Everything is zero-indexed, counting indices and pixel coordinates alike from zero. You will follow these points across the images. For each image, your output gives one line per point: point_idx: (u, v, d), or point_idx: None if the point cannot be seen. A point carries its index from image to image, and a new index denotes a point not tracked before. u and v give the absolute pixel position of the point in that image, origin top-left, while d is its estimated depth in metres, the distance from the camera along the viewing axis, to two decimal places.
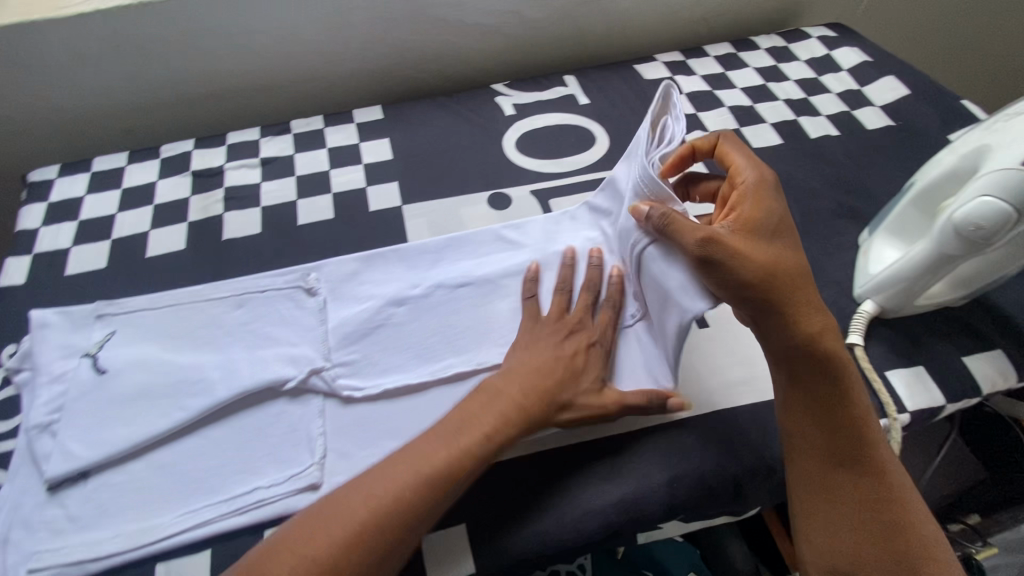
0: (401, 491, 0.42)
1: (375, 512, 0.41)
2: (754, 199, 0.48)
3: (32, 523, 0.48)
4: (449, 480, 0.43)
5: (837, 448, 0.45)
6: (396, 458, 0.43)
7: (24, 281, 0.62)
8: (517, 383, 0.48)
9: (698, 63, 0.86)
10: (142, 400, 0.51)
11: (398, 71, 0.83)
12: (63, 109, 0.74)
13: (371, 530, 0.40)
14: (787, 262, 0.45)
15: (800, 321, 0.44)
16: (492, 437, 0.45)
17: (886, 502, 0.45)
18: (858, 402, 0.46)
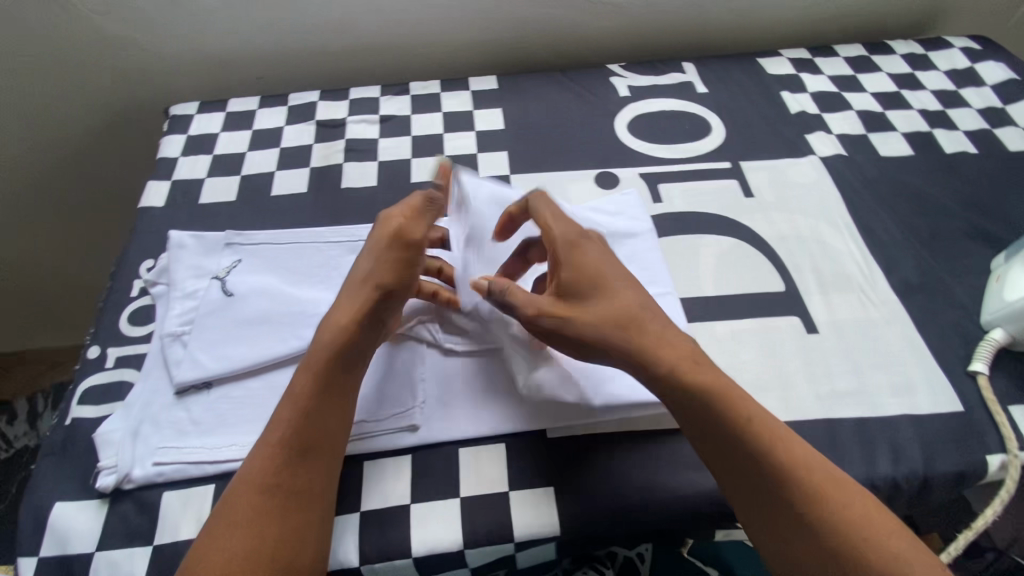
0: (274, 451, 0.43)
1: (268, 465, 0.42)
2: (569, 268, 0.48)
3: (160, 422, 0.51)
4: (292, 439, 0.43)
5: (766, 455, 0.41)
6: (277, 418, 0.44)
7: (163, 204, 0.67)
8: (320, 344, 0.47)
9: (825, 63, 0.82)
10: (263, 325, 0.55)
11: (516, 44, 0.84)
12: (207, 50, 0.79)
13: (273, 479, 0.42)
14: (611, 322, 0.45)
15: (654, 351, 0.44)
16: (323, 393, 0.45)
17: (810, 503, 0.39)
18: (716, 392, 0.43)
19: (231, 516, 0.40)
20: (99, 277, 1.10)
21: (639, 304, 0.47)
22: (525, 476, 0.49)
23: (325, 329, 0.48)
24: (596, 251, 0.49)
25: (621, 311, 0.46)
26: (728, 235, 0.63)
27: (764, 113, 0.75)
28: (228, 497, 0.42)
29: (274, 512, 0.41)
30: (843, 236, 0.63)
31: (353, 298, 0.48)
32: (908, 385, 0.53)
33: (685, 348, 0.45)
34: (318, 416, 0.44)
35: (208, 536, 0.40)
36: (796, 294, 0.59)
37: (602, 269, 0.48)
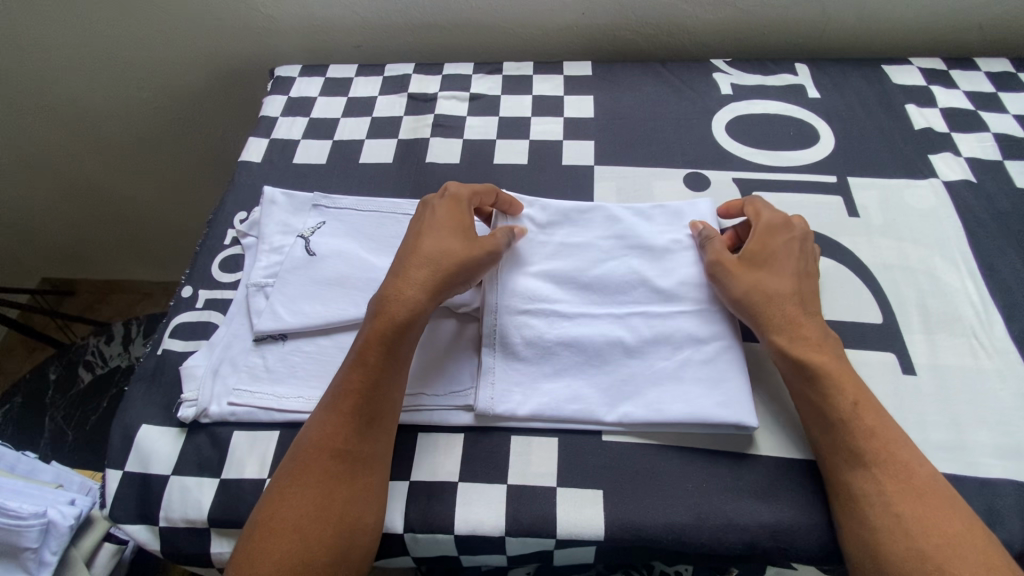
0: (345, 417, 0.46)
1: (336, 429, 0.45)
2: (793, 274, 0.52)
3: (237, 364, 0.54)
4: (360, 404, 0.46)
5: (859, 444, 0.44)
6: (347, 380, 0.47)
7: (260, 160, 0.71)
8: (386, 310, 0.49)
9: (962, 76, 0.73)
10: (340, 287, 0.57)
11: (616, 30, 0.81)
12: (314, 16, 0.82)
13: (344, 442, 0.45)
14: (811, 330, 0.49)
15: (788, 321, 0.49)
16: (384, 359, 0.47)
17: (894, 497, 0.41)
18: (832, 382, 0.46)
19: (302, 477, 0.44)
20: (195, 221, 1.19)
21: (796, 291, 0.50)
22: (574, 474, 0.48)
23: (385, 297, 0.49)
24: (790, 244, 0.53)
25: (775, 284, 0.50)
26: (824, 255, 0.58)
27: (882, 126, 0.68)
28: (294, 453, 0.46)
29: (339, 474, 0.44)
30: (959, 272, 0.57)
31: (414, 268, 0.50)
32: (1017, 449, 0.47)
33: (821, 341, 0.48)
34: (380, 380, 0.47)
35: (275, 490, 0.44)
36: (895, 329, 0.54)
37: (778, 255, 0.52)
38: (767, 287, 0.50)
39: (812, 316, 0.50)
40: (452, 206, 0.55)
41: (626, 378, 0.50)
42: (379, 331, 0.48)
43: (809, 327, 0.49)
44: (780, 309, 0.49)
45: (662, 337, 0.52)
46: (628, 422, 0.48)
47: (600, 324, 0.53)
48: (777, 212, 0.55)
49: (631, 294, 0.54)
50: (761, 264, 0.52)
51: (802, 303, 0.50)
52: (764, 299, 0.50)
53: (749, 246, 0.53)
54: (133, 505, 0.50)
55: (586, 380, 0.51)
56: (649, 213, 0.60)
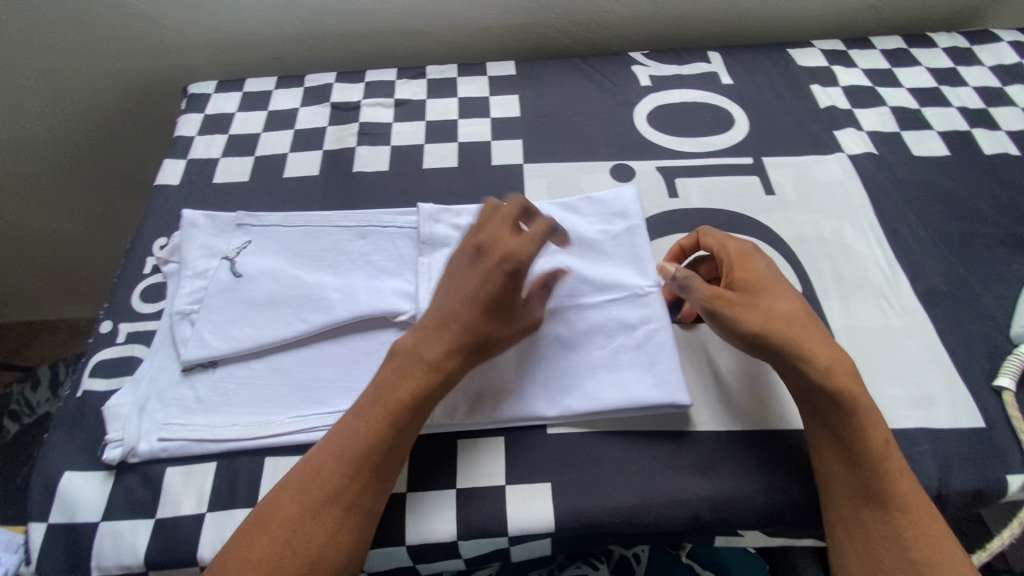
0: (353, 470, 0.43)
1: (341, 483, 0.42)
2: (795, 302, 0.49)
3: (165, 397, 0.52)
4: (375, 461, 0.43)
5: (880, 487, 0.43)
6: (343, 444, 0.44)
7: (178, 182, 0.68)
8: (414, 362, 0.46)
9: (860, 55, 0.78)
10: (269, 307, 0.55)
11: (536, 28, 0.82)
12: (225, 29, 0.79)
13: (348, 496, 0.42)
14: (843, 362, 0.46)
15: (813, 351, 0.46)
16: (405, 414, 0.45)
17: (915, 546, 0.41)
18: (864, 421, 0.44)
19: (292, 530, 0.41)
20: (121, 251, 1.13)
21: (804, 316, 0.48)
22: (521, 471, 0.48)
23: (404, 373, 0.46)
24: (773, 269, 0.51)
25: (787, 312, 0.47)
26: (745, 234, 0.61)
27: (791, 106, 0.72)
28: (282, 498, 0.42)
29: (336, 531, 0.41)
30: (868, 239, 0.60)
31: (456, 312, 0.48)
32: (928, 399, 0.50)
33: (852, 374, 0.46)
34: (403, 435, 0.45)
35: (256, 538, 0.41)
36: (813, 298, 0.57)
37: (774, 281, 0.49)
38: (781, 316, 0.47)
39: (829, 343, 0.47)
40: (483, 268, 0.49)
41: (564, 371, 0.51)
42: (408, 385, 0.45)
43: (829, 351, 0.46)
44: (795, 337, 0.46)
45: (597, 326, 0.53)
46: (569, 413, 0.49)
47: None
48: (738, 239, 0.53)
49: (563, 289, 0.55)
50: (763, 292, 0.48)
51: (815, 328, 0.47)
52: (785, 330, 0.46)
53: (742, 278, 0.49)
54: (61, 558, 0.47)
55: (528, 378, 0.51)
56: (576, 207, 0.61)
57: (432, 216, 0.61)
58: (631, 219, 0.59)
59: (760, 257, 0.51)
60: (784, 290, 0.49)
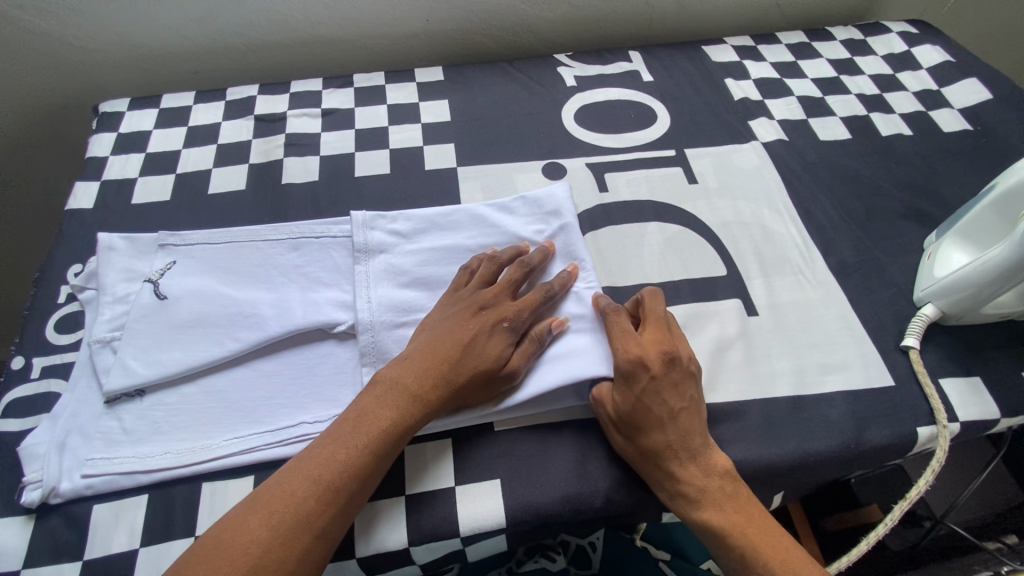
0: (323, 495, 0.42)
1: (313, 508, 0.41)
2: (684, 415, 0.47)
3: (88, 432, 0.49)
4: (348, 488, 0.43)
5: None
6: (294, 486, 0.42)
7: (93, 205, 0.64)
8: (395, 391, 0.46)
9: (768, 49, 0.83)
10: (199, 328, 0.53)
11: (462, 33, 0.83)
12: (136, 45, 0.76)
13: (316, 525, 0.41)
14: (705, 484, 0.45)
15: (685, 481, 0.45)
16: (383, 444, 0.44)
17: None
18: (742, 546, 0.44)
19: (258, 557, 0.39)
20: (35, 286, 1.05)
21: (687, 435, 0.46)
22: (469, 470, 0.48)
23: (369, 411, 0.45)
24: (657, 385, 0.47)
25: (661, 446, 0.46)
26: (672, 222, 0.64)
27: (708, 100, 0.76)
28: (247, 518, 0.40)
29: (302, 557, 0.40)
30: (784, 220, 0.64)
31: (443, 344, 0.48)
32: (844, 364, 0.54)
33: (719, 494, 0.45)
34: (376, 467, 0.44)
35: (215, 560, 0.39)
36: (738, 278, 0.60)
37: (660, 408, 0.46)
38: (656, 451, 0.46)
39: (706, 470, 0.46)
40: (467, 313, 0.50)
41: None
42: (387, 415, 0.45)
43: (696, 478, 0.46)
44: (664, 468, 0.46)
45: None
46: (513, 407, 0.50)
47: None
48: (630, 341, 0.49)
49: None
50: (644, 427, 0.46)
51: (689, 453, 0.46)
52: (660, 464, 0.46)
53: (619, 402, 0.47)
54: None
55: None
56: (511, 207, 0.62)
57: (367, 222, 0.60)
58: (564, 217, 0.60)
59: (647, 380, 0.47)
60: (665, 411, 0.46)
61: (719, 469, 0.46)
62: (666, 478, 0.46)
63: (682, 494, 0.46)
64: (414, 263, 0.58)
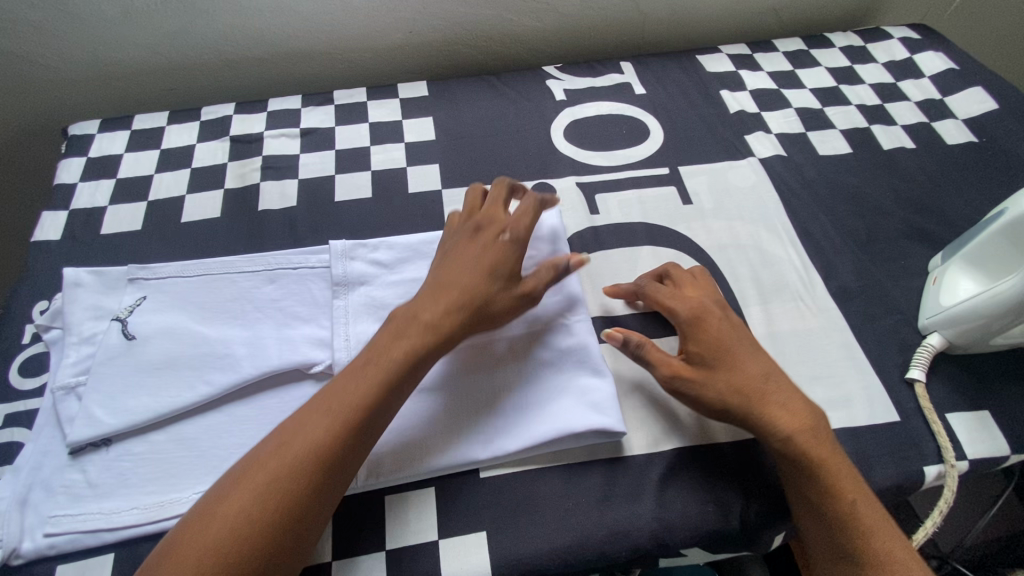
0: (322, 456, 0.40)
1: (306, 474, 0.39)
2: (751, 353, 0.48)
3: (51, 486, 0.46)
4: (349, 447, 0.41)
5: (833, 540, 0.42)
6: (304, 429, 0.41)
7: (60, 236, 0.61)
8: (399, 345, 0.45)
9: (764, 58, 0.80)
10: (168, 371, 0.51)
11: (448, 45, 0.79)
12: (107, 64, 0.73)
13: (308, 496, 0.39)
14: (789, 410, 0.45)
15: (776, 415, 0.45)
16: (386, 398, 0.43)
17: None
18: (831, 476, 0.43)
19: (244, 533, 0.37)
20: None
21: (763, 369, 0.47)
22: (454, 521, 0.46)
23: (380, 346, 0.45)
24: (725, 325, 0.49)
25: (746, 379, 0.46)
26: (666, 246, 0.61)
27: (703, 113, 0.73)
28: (230, 492, 0.39)
29: (293, 531, 0.39)
30: (783, 242, 0.62)
31: (456, 276, 0.49)
32: (844, 398, 0.52)
33: (799, 414, 0.45)
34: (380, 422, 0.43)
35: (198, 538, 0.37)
36: (735, 306, 0.57)
37: (736, 343, 0.48)
38: (741, 383, 0.46)
39: (793, 403, 0.45)
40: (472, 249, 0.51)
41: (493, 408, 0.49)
42: (393, 368, 0.44)
43: (772, 397, 0.46)
44: (744, 387, 0.46)
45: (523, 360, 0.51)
46: (501, 455, 0.47)
47: (460, 362, 0.51)
48: (684, 298, 0.51)
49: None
50: (726, 362, 0.47)
51: (768, 379, 0.46)
52: (748, 397, 0.45)
53: (694, 340, 0.48)
54: None
55: (458, 421, 0.49)
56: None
57: (346, 252, 0.57)
58: (556, 242, 0.57)
59: (736, 342, 0.48)
60: (740, 342, 0.48)
61: (800, 399, 0.46)
62: (761, 411, 0.45)
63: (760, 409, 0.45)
64: (396, 297, 0.55)
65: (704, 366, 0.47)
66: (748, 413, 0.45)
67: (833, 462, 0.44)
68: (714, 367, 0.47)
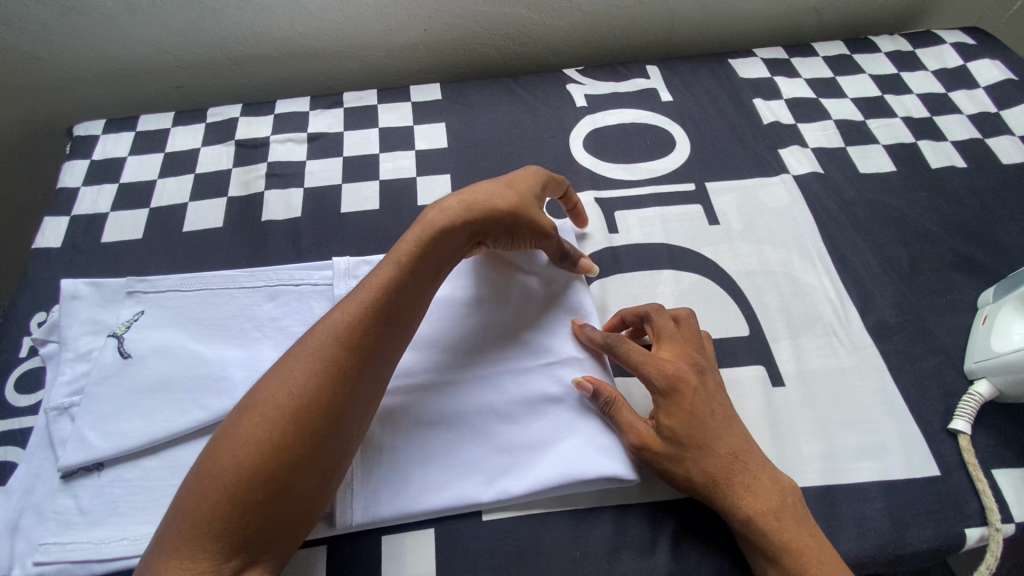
0: (318, 376, 0.40)
1: (305, 397, 0.39)
2: (725, 429, 0.45)
3: (43, 511, 0.45)
4: (346, 363, 0.41)
5: None
6: (304, 352, 0.41)
7: (60, 244, 0.59)
8: (379, 275, 0.45)
9: (803, 62, 0.75)
10: (164, 393, 0.49)
11: (463, 44, 0.75)
12: (113, 61, 0.71)
13: (312, 412, 0.39)
14: (759, 493, 0.43)
15: (741, 498, 0.43)
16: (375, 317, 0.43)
17: None
18: (802, 560, 0.41)
19: (253, 461, 0.37)
20: None
21: (734, 449, 0.44)
22: (455, 566, 0.44)
23: (374, 271, 0.46)
24: (701, 398, 0.45)
25: (714, 459, 0.44)
26: (690, 270, 0.57)
27: (734, 123, 0.68)
28: (236, 430, 0.38)
29: (304, 456, 0.38)
30: (817, 270, 0.57)
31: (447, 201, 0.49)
32: (879, 447, 0.48)
33: (769, 496, 0.43)
34: (377, 342, 0.42)
35: (205, 479, 0.37)
36: (762, 339, 0.54)
37: (708, 416, 0.45)
38: (709, 467, 0.43)
39: (761, 483, 0.43)
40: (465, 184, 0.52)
41: (499, 445, 0.47)
42: (378, 291, 0.44)
43: (741, 479, 0.43)
44: (714, 471, 0.43)
45: (533, 396, 0.49)
46: (507, 498, 0.45)
47: (467, 387, 0.49)
48: (661, 361, 0.46)
49: (499, 351, 0.51)
50: (695, 441, 0.44)
51: (741, 461, 0.44)
52: (711, 479, 0.43)
53: (669, 415, 0.45)
54: None
55: (461, 459, 0.46)
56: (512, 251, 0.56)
57: (350, 271, 0.55)
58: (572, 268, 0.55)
59: (709, 418, 0.45)
60: (714, 419, 0.45)
61: (773, 477, 0.44)
62: (726, 495, 0.43)
63: (728, 492, 0.43)
64: None
65: (671, 443, 0.44)
66: (711, 494, 0.43)
67: (808, 546, 0.41)
68: (684, 449, 0.44)
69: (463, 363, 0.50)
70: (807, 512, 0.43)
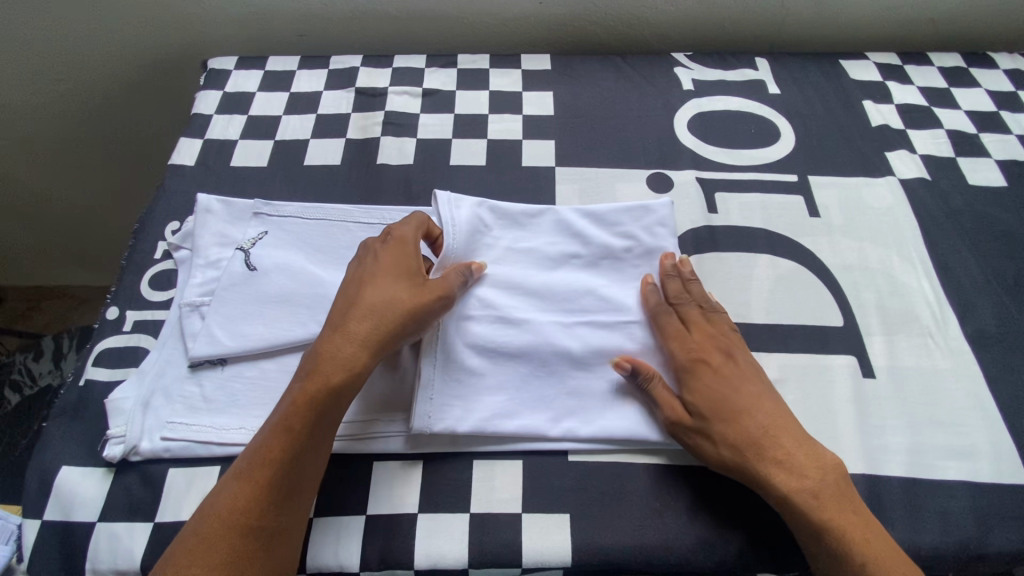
0: (278, 440, 0.41)
1: (258, 487, 0.40)
2: (757, 408, 0.45)
3: (171, 394, 0.49)
4: (302, 434, 0.41)
5: None
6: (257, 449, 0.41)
7: (194, 163, 0.64)
8: (326, 360, 0.43)
9: (917, 71, 0.74)
10: (283, 304, 0.52)
11: (575, 21, 0.78)
12: (249, 4, 0.76)
13: (270, 481, 0.40)
14: (795, 466, 0.43)
15: (775, 475, 0.43)
16: (333, 393, 0.42)
17: None
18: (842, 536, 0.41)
19: (224, 519, 0.39)
20: (117, 234, 1.08)
21: (765, 424, 0.45)
22: (540, 498, 0.46)
23: (319, 355, 0.44)
24: (722, 378, 0.47)
25: (744, 435, 0.44)
26: (786, 257, 0.58)
27: (841, 122, 0.68)
28: (204, 515, 0.40)
29: (265, 536, 0.39)
30: (917, 272, 0.57)
31: (388, 293, 0.45)
32: (968, 450, 0.48)
33: (807, 474, 0.43)
34: (320, 428, 0.42)
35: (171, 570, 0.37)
36: (856, 332, 0.54)
37: (733, 392, 0.46)
38: (740, 441, 0.44)
39: (799, 462, 0.43)
40: (398, 251, 0.48)
41: (591, 396, 0.49)
42: (332, 373, 0.43)
43: (774, 454, 0.43)
44: (745, 449, 0.44)
45: (613, 350, 0.50)
46: (572, 438, 0.47)
47: (550, 331, 0.50)
48: (685, 342, 0.48)
49: (578, 303, 0.52)
50: (720, 415, 0.45)
51: (774, 438, 0.44)
52: (740, 453, 0.44)
53: (696, 394, 0.46)
54: (54, 557, 0.44)
55: (532, 396, 0.48)
56: (606, 216, 0.56)
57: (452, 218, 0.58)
58: (662, 239, 0.55)
59: (732, 392, 0.46)
60: (741, 398, 0.46)
61: (811, 457, 0.43)
62: (758, 468, 0.43)
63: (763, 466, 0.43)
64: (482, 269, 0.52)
65: (698, 419, 0.45)
66: (743, 470, 0.44)
67: (845, 522, 0.41)
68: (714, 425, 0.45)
69: (552, 313, 0.52)
70: (853, 491, 0.43)
